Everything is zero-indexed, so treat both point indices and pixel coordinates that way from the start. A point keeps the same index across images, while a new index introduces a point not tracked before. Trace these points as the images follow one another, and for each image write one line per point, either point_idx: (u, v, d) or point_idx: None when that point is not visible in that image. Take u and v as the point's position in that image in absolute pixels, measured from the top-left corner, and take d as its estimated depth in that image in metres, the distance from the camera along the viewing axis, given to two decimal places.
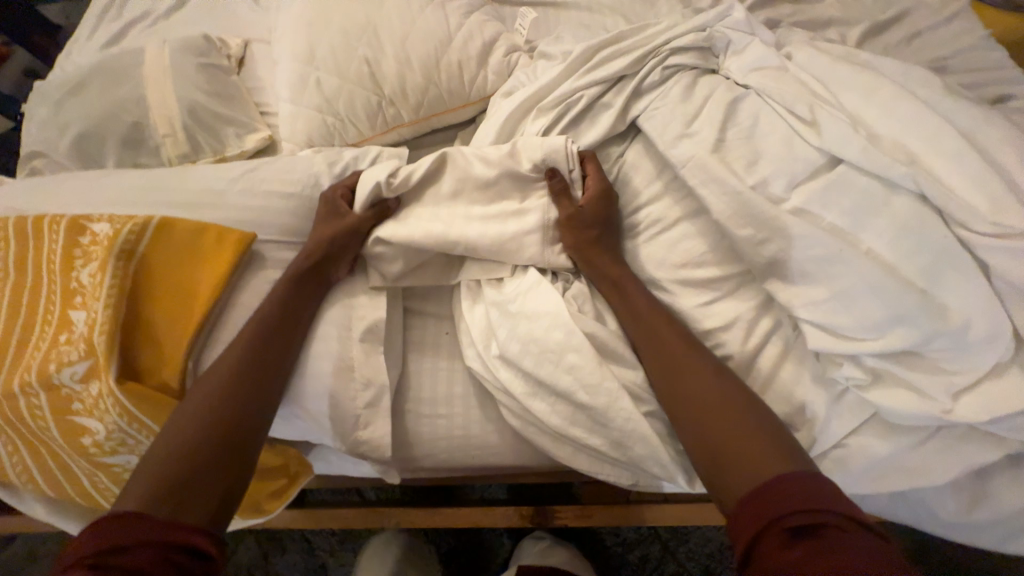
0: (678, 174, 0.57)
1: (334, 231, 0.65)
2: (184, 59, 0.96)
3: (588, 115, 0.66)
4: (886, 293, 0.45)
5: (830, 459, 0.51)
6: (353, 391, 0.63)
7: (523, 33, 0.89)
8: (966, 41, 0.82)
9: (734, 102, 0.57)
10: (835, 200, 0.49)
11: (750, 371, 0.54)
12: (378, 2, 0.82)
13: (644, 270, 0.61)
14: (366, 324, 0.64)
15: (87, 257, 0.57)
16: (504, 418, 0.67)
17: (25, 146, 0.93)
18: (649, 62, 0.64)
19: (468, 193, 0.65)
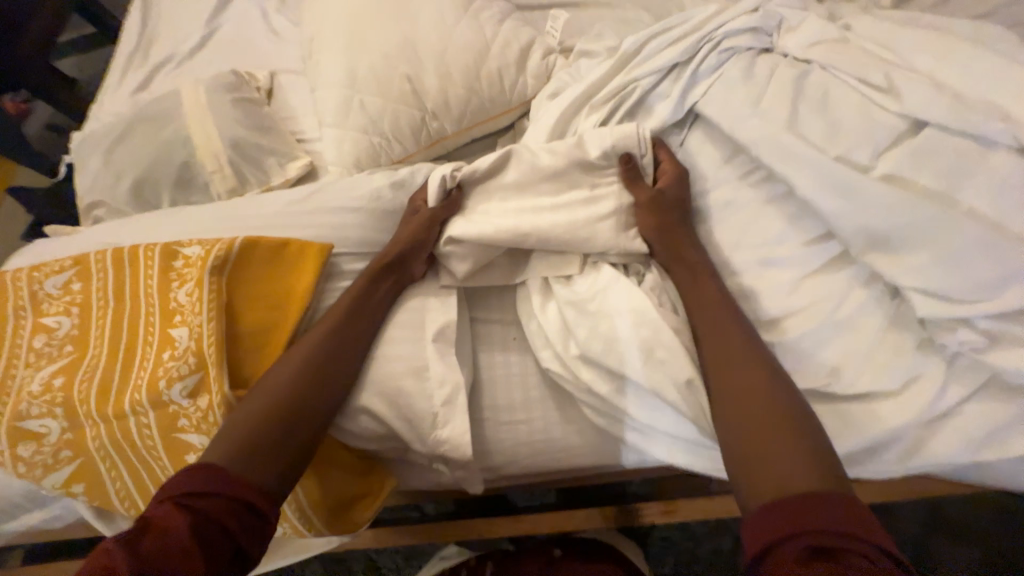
0: (750, 154, 0.58)
1: (414, 226, 0.68)
2: (221, 95, 0.98)
3: (643, 106, 0.67)
4: (997, 251, 0.45)
5: (948, 428, 0.49)
6: (429, 390, 0.62)
7: (555, 34, 0.90)
8: None
9: (799, 78, 0.57)
10: (927, 163, 0.49)
11: (854, 348, 0.53)
12: (414, 19, 0.83)
13: (720, 253, 0.62)
14: (438, 325, 0.65)
15: (182, 277, 0.63)
16: (585, 418, 0.66)
17: (85, 198, 0.96)
18: (703, 49, 0.64)
19: (531, 196, 0.65)
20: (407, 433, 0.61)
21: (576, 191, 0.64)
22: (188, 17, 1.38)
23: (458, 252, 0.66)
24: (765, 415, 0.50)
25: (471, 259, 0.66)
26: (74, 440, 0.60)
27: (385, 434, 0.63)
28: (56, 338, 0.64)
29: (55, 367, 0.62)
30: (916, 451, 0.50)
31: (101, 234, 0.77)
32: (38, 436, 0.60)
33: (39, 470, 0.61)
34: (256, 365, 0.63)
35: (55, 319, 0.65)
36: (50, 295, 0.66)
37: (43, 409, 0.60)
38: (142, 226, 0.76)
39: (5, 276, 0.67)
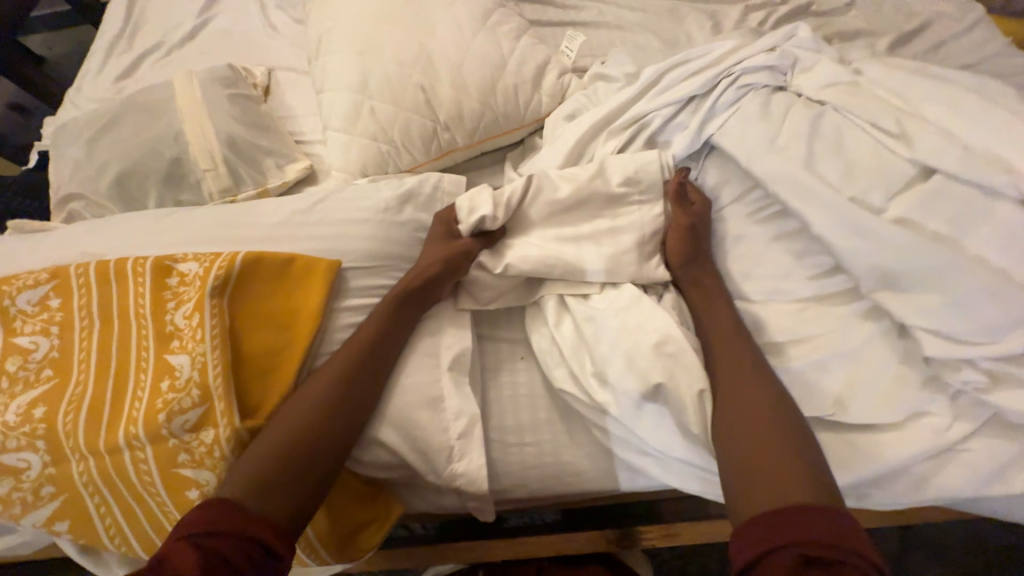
0: (767, 189, 0.59)
1: (448, 254, 0.66)
2: (216, 90, 0.94)
3: (662, 133, 0.68)
4: (1004, 297, 0.48)
5: (953, 463, 0.51)
6: (444, 421, 0.62)
7: (570, 55, 0.91)
8: (989, 50, 0.87)
9: (815, 118, 0.59)
10: (936, 209, 0.52)
11: (865, 383, 0.54)
12: (430, 29, 0.82)
13: (732, 282, 0.63)
14: (454, 353, 0.65)
15: (178, 297, 0.60)
16: (595, 440, 0.66)
17: (59, 190, 0.89)
18: (722, 82, 0.66)
19: (552, 220, 0.67)
20: (416, 457, 0.61)
21: (593, 219, 0.66)
22: (179, 4, 1.32)
23: (479, 284, 0.68)
24: (770, 439, 0.51)
25: (494, 289, 0.68)
26: (57, 474, 0.57)
27: (392, 456, 0.61)
28: (31, 363, 0.59)
29: (33, 393, 0.58)
30: (922, 485, 0.51)
31: (82, 236, 0.72)
32: (17, 471, 0.57)
33: (19, 507, 0.57)
34: (257, 390, 0.60)
35: (30, 339, 0.60)
36: (23, 312, 0.62)
37: (21, 442, 0.56)
38: (128, 229, 0.71)
39: None
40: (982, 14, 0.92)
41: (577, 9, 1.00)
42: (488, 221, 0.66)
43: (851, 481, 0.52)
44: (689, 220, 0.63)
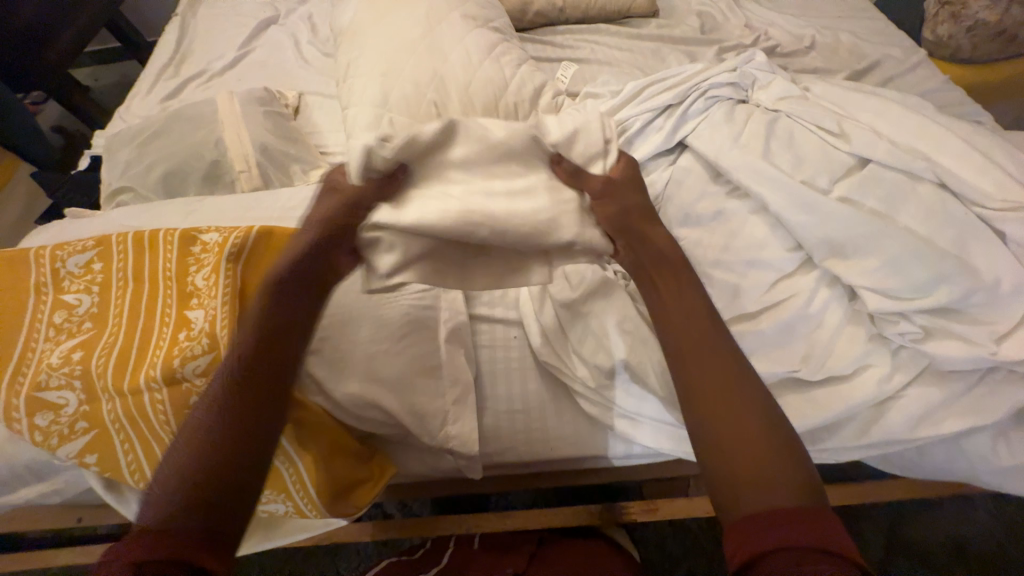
0: (731, 176, 0.69)
1: (336, 215, 0.58)
2: (252, 106, 1.07)
3: (641, 134, 0.79)
4: (928, 258, 0.56)
5: (893, 410, 0.58)
6: (441, 388, 0.66)
7: (564, 82, 1.06)
8: (930, 85, 1.01)
9: (770, 122, 0.71)
10: (871, 191, 0.62)
11: (819, 338, 0.61)
12: (443, 57, 0.96)
13: (709, 254, 0.68)
14: (450, 325, 0.69)
15: (199, 261, 0.63)
16: (579, 408, 0.72)
17: (111, 186, 1.00)
18: (692, 95, 0.78)
19: (486, 170, 0.61)
20: (410, 421, 0.63)
21: (535, 174, 0.62)
22: (221, 39, 1.50)
23: (387, 242, 0.59)
24: (741, 429, 0.49)
25: (401, 250, 0.58)
26: (92, 414, 0.57)
27: (385, 411, 0.63)
28: (76, 316, 0.61)
29: (75, 342, 0.59)
30: (867, 430, 0.59)
31: (126, 216, 0.80)
32: (55, 408, 0.56)
33: (54, 440, 0.56)
34: None
35: (75, 295, 0.62)
36: (72, 274, 0.63)
37: (60, 381, 0.56)
38: (168, 211, 0.80)
39: (26, 251, 0.64)
40: (924, 57, 1.07)
41: (572, 48, 1.16)
42: (374, 153, 0.56)
43: (808, 427, 0.59)
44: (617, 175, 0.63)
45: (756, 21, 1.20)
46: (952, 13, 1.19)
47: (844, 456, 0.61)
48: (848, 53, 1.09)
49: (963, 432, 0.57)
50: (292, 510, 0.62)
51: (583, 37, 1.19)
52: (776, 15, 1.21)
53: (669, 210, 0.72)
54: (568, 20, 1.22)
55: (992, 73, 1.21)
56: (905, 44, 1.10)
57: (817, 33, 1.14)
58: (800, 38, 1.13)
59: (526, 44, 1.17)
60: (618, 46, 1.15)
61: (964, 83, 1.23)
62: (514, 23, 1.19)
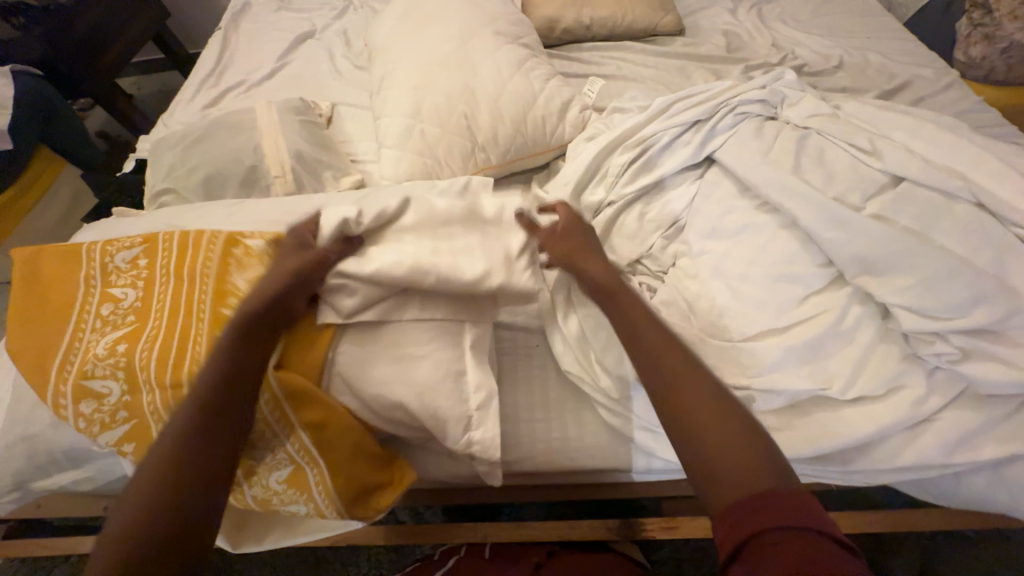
0: (759, 192, 0.69)
1: (300, 264, 0.61)
2: (289, 115, 1.11)
3: (668, 148, 0.80)
4: (964, 278, 0.55)
5: (929, 433, 0.57)
6: (464, 393, 0.63)
7: (590, 97, 1.08)
8: (964, 105, 1.00)
9: (801, 138, 0.71)
10: (905, 208, 0.61)
11: (856, 355, 0.60)
12: (474, 71, 0.99)
13: (735, 269, 0.68)
14: (476, 332, 0.67)
15: (241, 264, 0.66)
16: (600, 418, 0.72)
17: (155, 188, 1.05)
18: (721, 111, 0.79)
19: (434, 230, 0.68)
20: (431, 423, 0.61)
21: (475, 234, 0.69)
22: (261, 52, 1.58)
23: (349, 287, 0.62)
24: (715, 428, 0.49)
25: (360, 296, 0.62)
26: (134, 404, 0.59)
27: (404, 414, 0.62)
28: (121, 309, 0.62)
29: (118, 333, 0.60)
30: (900, 451, 0.58)
31: (168, 215, 0.84)
32: (100, 396, 0.59)
33: (97, 426, 0.59)
34: (296, 343, 0.62)
35: (122, 290, 0.64)
36: (118, 268, 0.65)
37: (106, 371, 0.59)
38: (210, 212, 0.83)
39: (79, 246, 0.67)
40: (958, 78, 1.06)
41: (598, 65, 1.18)
42: (350, 224, 0.65)
43: (843, 445, 0.58)
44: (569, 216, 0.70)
45: (783, 40, 1.21)
46: (986, 34, 1.18)
47: (873, 479, 0.61)
48: (878, 73, 1.09)
49: (1001, 458, 0.56)
50: (314, 511, 0.62)
51: (609, 53, 1.21)
52: (803, 35, 1.21)
53: (697, 222, 0.74)
54: (594, 37, 1.25)
55: None
56: (936, 65, 1.10)
57: (846, 53, 1.14)
58: (828, 57, 1.13)
59: (554, 60, 1.20)
60: (645, 63, 1.17)
61: (999, 104, 1.21)
62: (542, 40, 1.22)
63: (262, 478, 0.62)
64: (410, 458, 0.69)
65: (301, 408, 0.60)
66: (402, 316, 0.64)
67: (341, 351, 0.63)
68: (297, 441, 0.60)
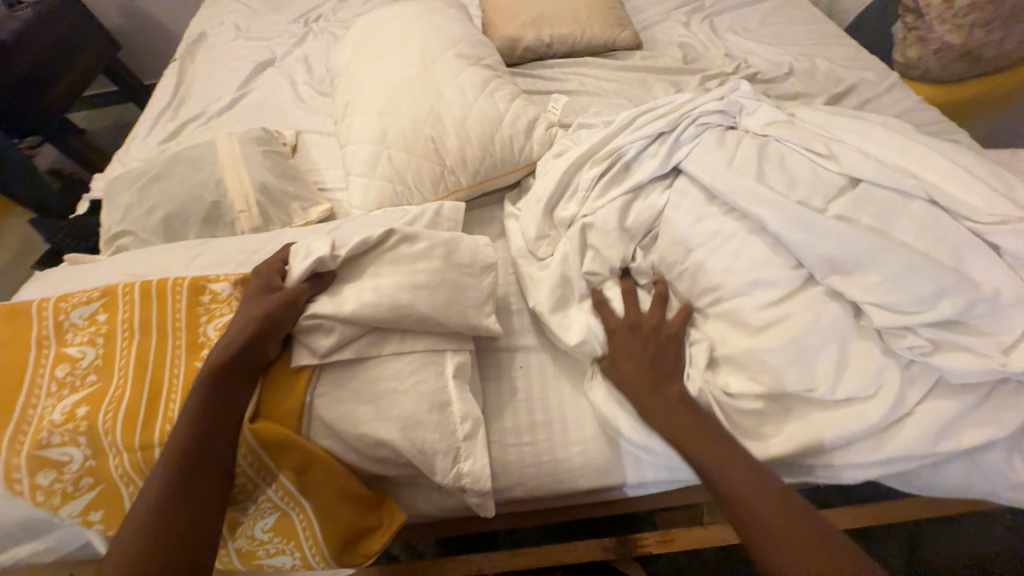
0: (727, 198, 0.70)
1: (268, 307, 0.58)
2: (251, 147, 1.09)
3: (636, 161, 0.82)
4: (925, 272, 0.58)
5: (910, 425, 0.59)
6: (450, 424, 0.61)
7: (556, 114, 1.10)
8: (906, 106, 1.06)
9: (761, 145, 0.74)
10: (864, 209, 0.64)
11: (838, 352, 0.61)
12: (439, 94, 0.99)
13: (712, 276, 0.69)
14: (458, 360, 0.65)
15: (211, 314, 0.63)
16: (587, 435, 0.72)
17: (110, 230, 1.00)
18: (683, 123, 0.81)
19: (409, 262, 0.67)
20: (419, 459, 0.58)
21: (450, 263, 0.69)
22: (220, 82, 1.55)
23: (325, 325, 0.60)
24: (705, 430, 0.60)
25: (338, 333, 0.60)
26: (101, 469, 0.54)
27: (386, 452, 0.59)
28: (79, 369, 0.58)
29: (78, 396, 0.56)
30: (885, 445, 0.59)
31: (122, 261, 0.79)
32: (60, 465, 0.53)
33: (57, 498, 0.53)
34: (269, 391, 0.58)
35: (79, 348, 0.59)
36: (75, 326, 0.61)
37: (65, 436, 0.53)
38: (170, 253, 0.80)
39: (29, 304, 0.62)
40: (899, 80, 1.12)
41: (561, 81, 1.21)
42: (327, 261, 0.63)
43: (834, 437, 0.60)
44: (635, 320, 0.70)
45: (735, 50, 1.26)
46: (920, 37, 1.26)
47: (861, 476, 0.62)
48: (826, 78, 1.14)
49: (983, 444, 0.57)
50: (300, 562, 0.59)
51: (571, 70, 1.24)
52: (754, 44, 1.26)
53: (667, 232, 0.75)
54: (556, 54, 1.27)
55: (965, 91, 1.27)
56: (878, 68, 1.16)
57: (795, 60, 1.19)
58: (779, 65, 1.18)
59: (517, 79, 1.22)
60: (606, 78, 1.19)
61: (937, 101, 1.29)
62: (504, 59, 1.24)
63: (243, 532, 0.58)
64: (399, 495, 0.67)
65: (281, 455, 0.56)
66: (382, 351, 0.62)
67: (321, 396, 0.60)
68: (279, 489, 0.58)
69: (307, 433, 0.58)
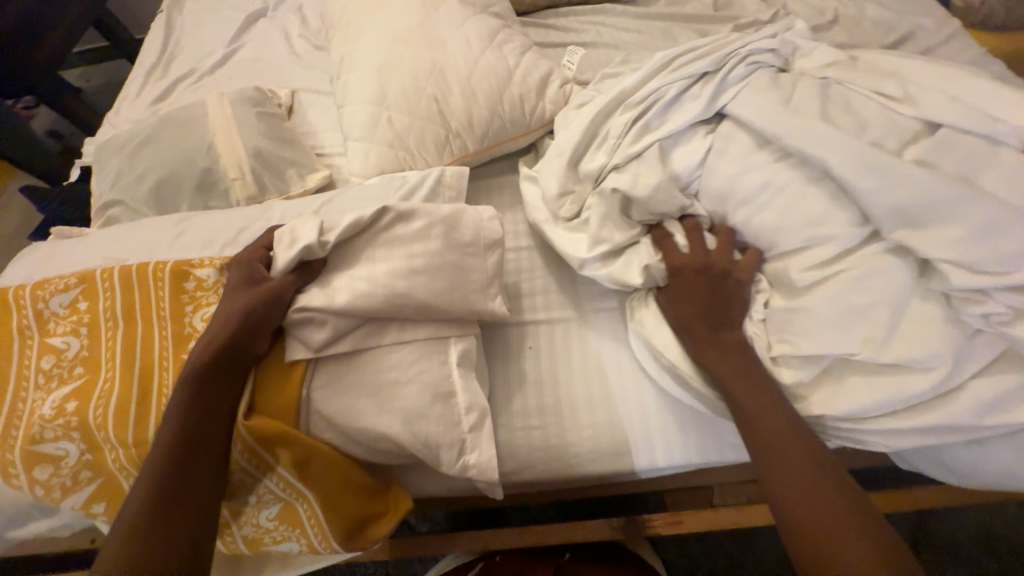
0: (781, 143, 0.64)
1: (250, 304, 0.54)
2: (244, 108, 1.02)
3: (676, 102, 0.75)
4: (1013, 229, 0.53)
5: (966, 396, 0.56)
6: (455, 415, 0.60)
7: (571, 69, 1.00)
8: (967, 58, 0.94)
9: (821, 88, 0.68)
10: (947, 156, 0.59)
11: (902, 308, 0.57)
12: (442, 47, 0.90)
13: (762, 230, 0.66)
14: (462, 347, 0.62)
15: (196, 302, 0.58)
16: (597, 419, 0.70)
17: (102, 199, 0.96)
18: (730, 61, 0.74)
19: (408, 243, 0.62)
20: (422, 452, 0.57)
21: (453, 243, 0.64)
22: (211, 35, 1.44)
23: (318, 318, 0.56)
24: (755, 375, 0.60)
25: (331, 326, 0.56)
26: (100, 460, 0.53)
27: (390, 439, 0.57)
28: (65, 361, 0.56)
29: (66, 389, 0.54)
30: (934, 414, 0.57)
31: (110, 237, 0.75)
32: (56, 460, 0.52)
33: (58, 491, 0.53)
34: (262, 386, 0.56)
35: (63, 338, 0.56)
36: (56, 315, 0.58)
37: (58, 432, 0.52)
38: (157, 225, 0.75)
39: (6, 292, 0.59)
40: (958, 29, 0.99)
41: (577, 32, 1.09)
42: (315, 249, 0.58)
43: (886, 397, 0.57)
44: (704, 261, 0.67)
45: None
46: None
47: (895, 443, 0.59)
48: (875, 26, 1.01)
49: None
50: (307, 547, 0.60)
51: (588, 18, 1.12)
52: None
53: (711, 182, 0.70)
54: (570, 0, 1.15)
55: None
56: (936, 14, 1.02)
57: (840, 4, 1.06)
58: (822, 10, 1.05)
59: (527, 30, 1.11)
60: (627, 28, 1.08)
61: (1000, 52, 1.15)
62: (514, 6, 1.12)
63: (248, 519, 0.58)
64: (404, 478, 0.66)
65: (280, 449, 0.54)
66: (382, 341, 0.59)
67: (318, 389, 0.57)
68: (279, 481, 0.57)
69: (305, 426, 0.57)
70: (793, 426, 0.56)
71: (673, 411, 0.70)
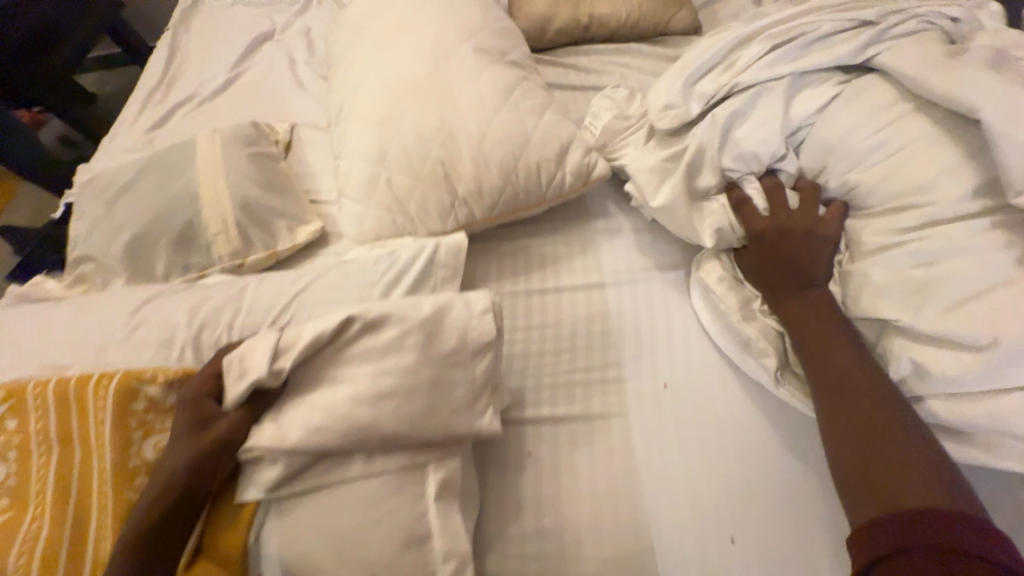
0: (925, 85, 0.64)
1: (194, 453, 0.50)
2: (235, 150, 0.94)
3: (823, 42, 0.76)
4: None
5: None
6: (432, 565, 0.50)
7: (593, 133, 0.88)
8: None
9: (996, 52, 0.65)
10: None
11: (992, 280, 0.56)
12: (452, 103, 0.81)
13: (866, 181, 0.67)
14: (444, 477, 0.53)
15: (145, 425, 0.56)
16: (601, 555, 0.60)
17: (76, 251, 0.89)
18: (900, 17, 0.74)
19: (389, 357, 0.54)
20: None
21: (440, 353, 0.55)
22: (213, 57, 1.38)
23: (268, 454, 0.51)
24: (835, 337, 0.62)
25: (283, 464, 0.51)
26: None
27: None
28: None
29: None
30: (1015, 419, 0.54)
31: (65, 317, 0.68)
32: None
33: None
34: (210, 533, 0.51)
35: None
36: None
37: None
38: (111, 305, 0.69)
39: None
40: None
41: (599, 75, 1.00)
42: (267, 379, 0.53)
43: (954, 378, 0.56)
44: (783, 218, 0.70)
45: None
46: None
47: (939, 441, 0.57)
48: None
49: None
50: None
51: (613, 59, 1.02)
52: None
53: (821, 130, 0.72)
54: (594, 38, 1.04)
55: None
56: None
57: None
58: None
59: (546, 71, 1.01)
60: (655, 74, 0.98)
61: None
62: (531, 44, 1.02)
63: None
64: None
65: None
66: (346, 475, 0.52)
67: (270, 538, 0.51)
68: None
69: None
70: (872, 389, 0.58)
71: (695, 550, 0.60)
